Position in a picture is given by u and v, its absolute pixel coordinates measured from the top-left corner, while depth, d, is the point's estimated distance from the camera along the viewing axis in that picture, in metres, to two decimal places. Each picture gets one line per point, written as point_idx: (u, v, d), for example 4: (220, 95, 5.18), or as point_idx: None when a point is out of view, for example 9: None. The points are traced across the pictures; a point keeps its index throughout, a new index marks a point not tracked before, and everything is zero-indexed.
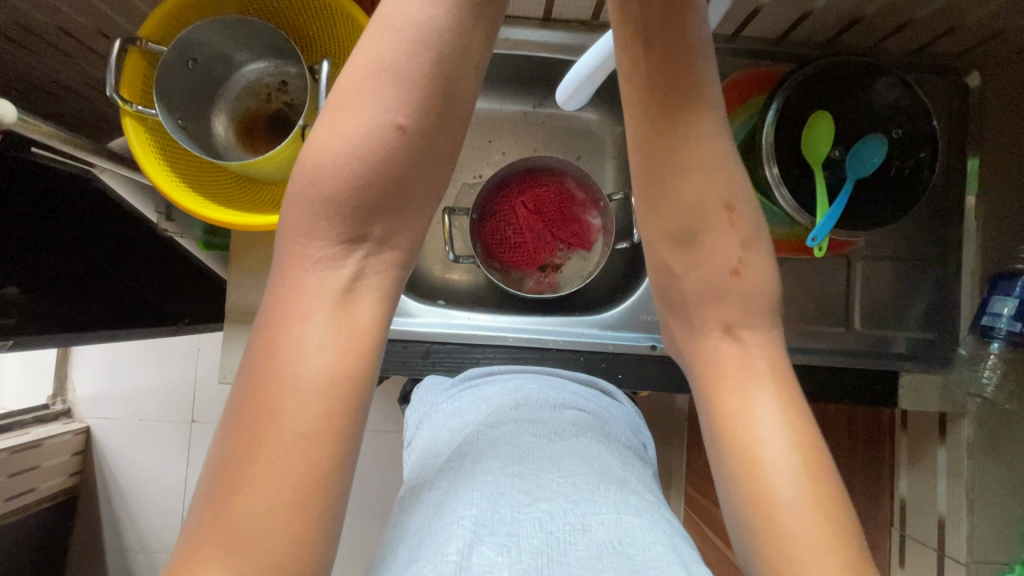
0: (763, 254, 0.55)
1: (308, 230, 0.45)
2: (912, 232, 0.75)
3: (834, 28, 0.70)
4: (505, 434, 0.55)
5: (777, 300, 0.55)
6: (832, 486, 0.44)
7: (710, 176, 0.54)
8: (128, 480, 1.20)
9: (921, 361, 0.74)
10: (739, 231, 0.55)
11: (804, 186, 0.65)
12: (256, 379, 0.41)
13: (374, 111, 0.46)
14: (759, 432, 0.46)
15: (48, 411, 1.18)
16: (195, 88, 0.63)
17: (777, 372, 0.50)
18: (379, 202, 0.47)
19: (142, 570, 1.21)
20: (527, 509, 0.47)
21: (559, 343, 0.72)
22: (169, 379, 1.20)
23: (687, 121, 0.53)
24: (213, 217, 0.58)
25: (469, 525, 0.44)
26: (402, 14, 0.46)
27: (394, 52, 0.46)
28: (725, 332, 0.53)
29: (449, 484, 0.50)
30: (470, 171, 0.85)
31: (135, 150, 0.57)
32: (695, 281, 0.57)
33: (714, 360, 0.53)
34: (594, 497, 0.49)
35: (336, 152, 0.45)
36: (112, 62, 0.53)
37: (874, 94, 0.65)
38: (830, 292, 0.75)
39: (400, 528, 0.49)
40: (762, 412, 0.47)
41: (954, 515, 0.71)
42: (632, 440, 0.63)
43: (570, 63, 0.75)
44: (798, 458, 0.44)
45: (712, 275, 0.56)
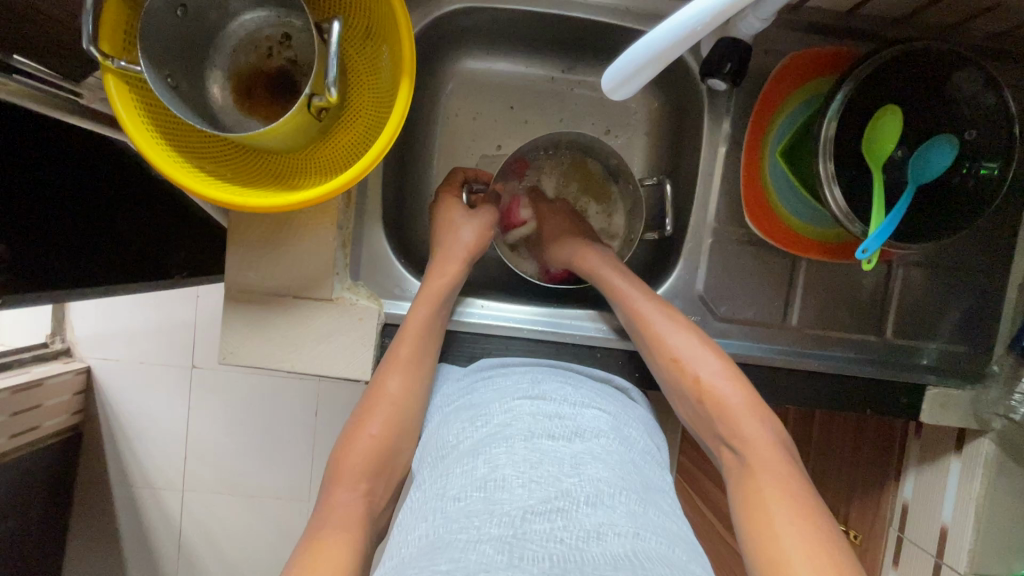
0: (712, 362, 0.59)
1: (347, 482, 0.55)
2: (962, 242, 0.70)
3: (912, 6, 0.62)
4: (521, 431, 0.52)
5: (754, 398, 0.57)
6: (816, 516, 0.47)
7: (680, 325, 0.61)
8: (130, 422, 1.20)
9: (950, 374, 0.71)
10: (710, 356, 0.59)
11: (859, 190, 0.60)
12: (310, 534, 0.51)
13: (388, 396, 0.59)
14: (752, 450, 0.53)
15: (47, 349, 1.17)
16: (186, 39, 0.55)
17: (785, 471, 0.51)
18: (388, 457, 0.58)
19: (145, 507, 1.23)
20: (540, 511, 0.43)
21: (576, 338, 0.69)
22: (169, 327, 1.18)
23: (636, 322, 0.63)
24: (209, 193, 0.52)
25: (467, 540, 0.41)
26: (397, 385, 0.60)
27: (403, 416, 0.59)
28: (729, 442, 0.55)
29: (462, 488, 0.47)
30: (489, 141, 0.80)
31: (120, 114, 0.50)
32: (687, 404, 0.59)
33: (745, 470, 0.52)
34: (614, 503, 0.45)
35: (367, 432, 0.57)
36: (89, 9, 0.46)
37: (951, 87, 0.57)
38: (864, 298, 0.71)
39: (403, 536, 0.46)
40: (751, 435, 0.54)
41: (959, 525, 0.70)
42: (651, 446, 0.59)
43: (610, 25, 0.68)
44: (777, 457, 0.52)
45: (687, 391, 0.59)
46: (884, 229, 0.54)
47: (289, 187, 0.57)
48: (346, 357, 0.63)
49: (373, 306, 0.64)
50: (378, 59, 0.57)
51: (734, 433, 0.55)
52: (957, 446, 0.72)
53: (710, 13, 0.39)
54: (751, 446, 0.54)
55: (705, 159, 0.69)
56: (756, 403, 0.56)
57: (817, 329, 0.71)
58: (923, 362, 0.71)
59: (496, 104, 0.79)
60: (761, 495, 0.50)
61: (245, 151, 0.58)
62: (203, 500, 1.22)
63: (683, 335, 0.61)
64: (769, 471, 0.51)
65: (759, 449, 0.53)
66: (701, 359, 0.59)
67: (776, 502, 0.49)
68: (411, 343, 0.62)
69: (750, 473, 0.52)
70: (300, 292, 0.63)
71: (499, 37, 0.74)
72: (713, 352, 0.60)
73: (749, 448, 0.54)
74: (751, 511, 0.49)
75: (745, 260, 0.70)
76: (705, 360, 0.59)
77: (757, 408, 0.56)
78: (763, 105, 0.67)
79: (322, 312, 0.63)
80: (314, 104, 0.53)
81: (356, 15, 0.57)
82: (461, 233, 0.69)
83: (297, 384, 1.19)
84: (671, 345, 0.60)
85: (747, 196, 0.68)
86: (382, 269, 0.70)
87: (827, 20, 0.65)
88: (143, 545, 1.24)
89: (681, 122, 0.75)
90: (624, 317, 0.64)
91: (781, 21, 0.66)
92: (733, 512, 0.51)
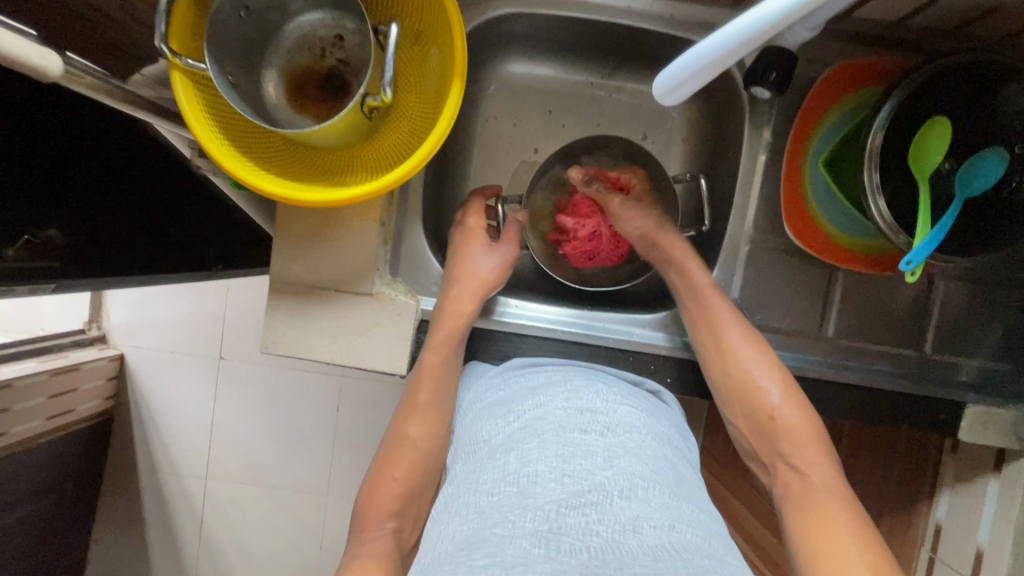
0: (783, 382, 0.59)
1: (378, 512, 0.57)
2: (1006, 257, 0.68)
3: (961, 17, 0.61)
4: (553, 427, 0.53)
5: (820, 426, 0.58)
6: (879, 552, 0.47)
7: (750, 337, 0.61)
8: (160, 409, 1.24)
9: (990, 392, 0.69)
10: (781, 376, 0.59)
11: (902, 202, 0.59)
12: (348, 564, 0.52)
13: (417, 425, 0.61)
14: (814, 474, 0.54)
15: (84, 336, 1.21)
16: (243, 39, 0.57)
17: (847, 500, 0.52)
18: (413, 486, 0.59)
19: (172, 494, 1.26)
20: (574, 504, 0.44)
21: (609, 340, 0.70)
22: (200, 316, 1.21)
23: (711, 328, 0.62)
24: (265, 185, 0.54)
25: (506, 534, 0.41)
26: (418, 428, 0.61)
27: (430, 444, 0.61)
28: (788, 464, 0.56)
29: (494, 482, 0.48)
30: (526, 145, 0.81)
31: (184, 109, 0.53)
32: (743, 422, 0.60)
33: (806, 496, 0.53)
34: (648, 495, 0.45)
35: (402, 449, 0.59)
36: (162, 8, 0.48)
37: (1002, 101, 0.57)
38: (901, 311, 0.70)
39: (438, 530, 0.47)
40: (813, 461, 0.55)
41: (995, 548, 0.68)
42: (683, 443, 0.59)
43: (652, 33, 0.69)
44: (838, 485, 0.53)
45: (752, 413, 0.59)
46: (928, 242, 0.53)
47: (337, 183, 0.59)
48: (382, 352, 0.65)
49: (412, 302, 0.65)
50: (427, 60, 0.59)
51: (795, 456, 0.56)
52: (994, 467, 0.71)
53: (768, 22, 0.39)
54: (807, 470, 0.55)
55: (744, 167, 0.69)
56: (819, 430, 0.57)
57: (853, 341, 0.70)
58: (962, 379, 0.70)
59: (534, 107, 0.81)
60: (823, 520, 0.50)
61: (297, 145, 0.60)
62: (227, 490, 1.25)
63: (760, 348, 0.60)
64: (830, 495, 0.52)
65: (818, 477, 0.54)
66: (776, 379, 0.59)
67: (839, 531, 0.49)
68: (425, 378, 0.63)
69: (810, 495, 0.53)
70: (340, 287, 0.64)
71: (540, 42, 0.75)
72: (781, 373, 0.60)
73: (810, 474, 0.54)
74: (809, 531, 0.50)
75: (781, 269, 0.70)
76: (776, 380, 0.59)
77: (820, 438, 0.57)
78: (806, 114, 0.67)
79: (362, 308, 0.64)
80: (367, 103, 0.54)
81: (406, 18, 0.59)
82: (480, 260, 0.69)
83: (322, 380, 1.21)
84: (743, 362, 0.60)
85: (786, 201, 0.68)
86: (419, 267, 0.72)
87: (872, 30, 0.65)
88: (167, 531, 1.27)
89: (719, 129, 0.75)
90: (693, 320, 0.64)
91: (825, 30, 0.66)
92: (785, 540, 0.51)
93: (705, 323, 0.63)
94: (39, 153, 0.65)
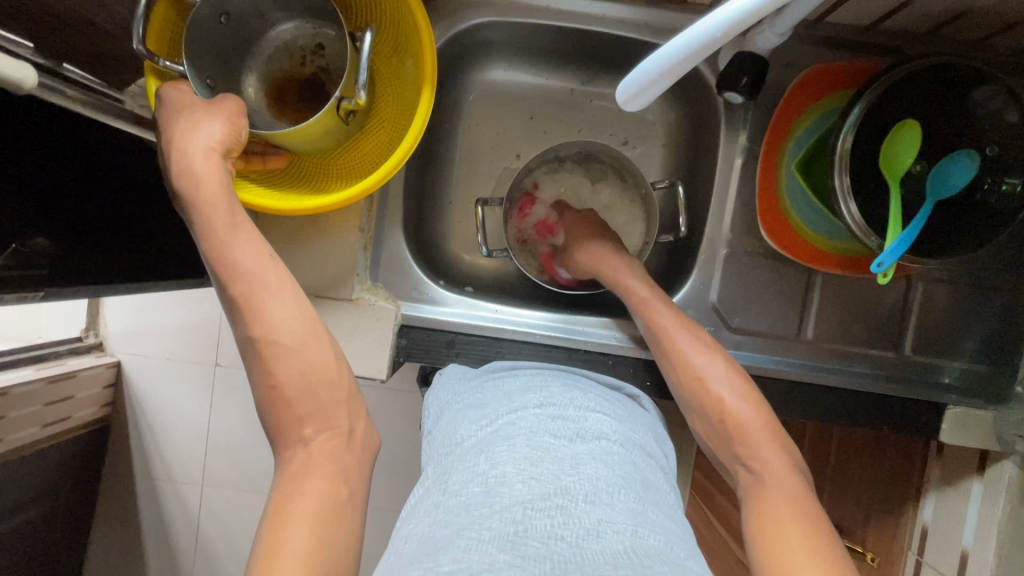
0: (736, 384, 0.59)
1: None
2: (988, 258, 0.68)
3: (934, 20, 0.62)
4: (523, 431, 0.53)
5: (778, 425, 0.58)
6: (832, 553, 0.46)
7: (702, 342, 0.62)
8: (155, 416, 1.24)
9: (972, 394, 0.69)
10: (733, 378, 0.60)
11: (875, 205, 0.60)
12: None
13: None
14: (771, 473, 0.54)
15: (81, 344, 1.22)
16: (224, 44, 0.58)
17: (801, 496, 0.51)
18: None
19: (167, 500, 1.26)
20: (540, 507, 0.44)
21: (588, 345, 0.70)
22: (194, 322, 1.21)
23: (664, 333, 0.63)
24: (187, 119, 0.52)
25: (471, 535, 0.41)
26: None
27: None
28: (745, 465, 0.56)
29: (463, 482, 0.48)
30: (508, 150, 0.82)
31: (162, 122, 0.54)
32: (702, 426, 0.60)
33: (762, 494, 0.52)
34: (613, 501, 0.46)
35: None
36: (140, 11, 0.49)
37: (973, 104, 0.57)
38: (881, 314, 0.70)
39: (406, 531, 0.47)
40: (768, 459, 0.55)
41: (980, 551, 0.68)
42: (656, 448, 0.59)
43: (629, 40, 0.70)
44: (795, 482, 0.52)
45: (707, 419, 0.59)
46: (898, 245, 0.54)
47: (313, 191, 0.61)
48: (363, 357, 0.65)
49: (391, 307, 0.66)
50: (403, 71, 0.60)
51: (751, 456, 0.55)
52: (979, 468, 0.71)
53: (723, 27, 0.40)
54: (764, 472, 0.54)
55: (721, 172, 0.70)
56: (777, 431, 0.56)
57: (832, 343, 0.70)
58: (944, 381, 0.70)
59: (516, 113, 0.81)
60: (779, 519, 0.49)
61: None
62: (221, 497, 1.25)
63: (710, 353, 0.61)
64: (785, 493, 0.51)
65: (773, 475, 0.53)
66: (728, 381, 0.59)
67: (793, 527, 0.48)
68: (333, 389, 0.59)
69: (765, 493, 0.52)
70: (321, 293, 0.65)
71: (521, 48, 0.76)
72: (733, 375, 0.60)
73: (766, 472, 0.54)
74: (763, 534, 0.49)
75: (759, 272, 0.70)
76: (727, 382, 0.59)
77: (777, 435, 0.56)
78: (780, 117, 0.67)
79: (342, 313, 0.65)
80: (343, 107, 0.55)
81: (383, 29, 0.60)
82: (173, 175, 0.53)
83: None
84: (694, 366, 0.61)
85: (762, 205, 0.69)
86: (401, 272, 0.72)
87: (847, 33, 0.66)
88: (162, 537, 1.27)
89: (699, 133, 0.75)
90: (647, 329, 0.65)
91: (799, 35, 0.67)
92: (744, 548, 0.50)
93: (658, 332, 0.63)
94: (30, 164, 0.67)
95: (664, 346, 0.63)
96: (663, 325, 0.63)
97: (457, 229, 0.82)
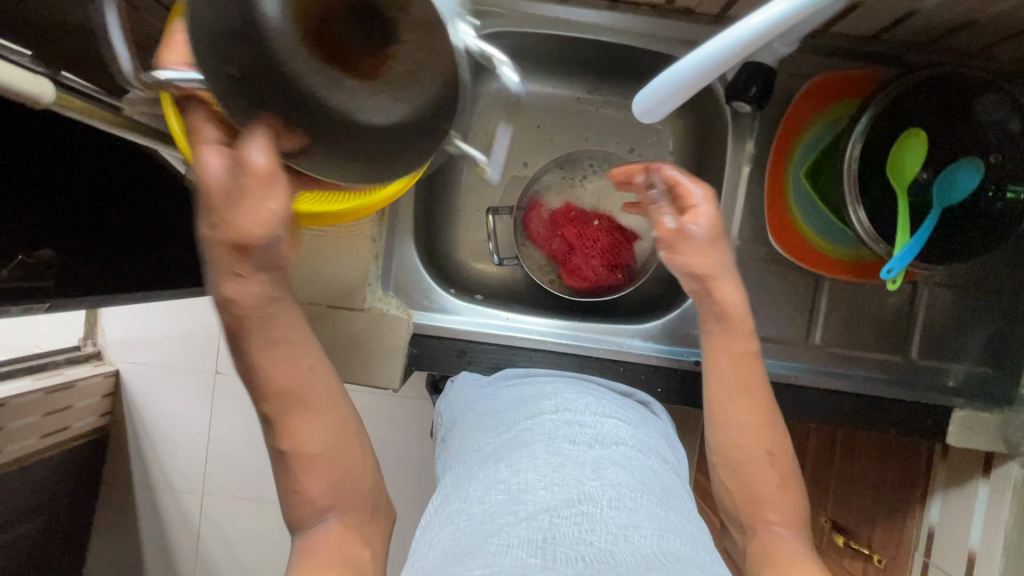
0: (784, 454, 0.59)
1: None
2: (990, 263, 0.69)
3: (936, 31, 0.63)
4: (543, 437, 0.53)
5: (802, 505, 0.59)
6: None
7: (765, 400, 0.60)
8: (155, 425, 1.23)
9: (976, 397, 0.70)
10: (781, 449, 0.59)
11: (881, 211, 0.60)
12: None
13: None
14: (791, 549, 0.54)
15: (80, 353, 1.21)
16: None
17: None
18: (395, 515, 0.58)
19: (167, 510, 1.25)
20: (565, 513, 0.44)
21: (598, 351, 0.71)
22: (195, 330, 1.21)
23: (735, 376, 0.60)
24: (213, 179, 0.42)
25: (499, 541, 0.41)
26: None
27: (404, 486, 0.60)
28: (767, 530, 0.56)
29: (485, 489, 0.48)
30: (515, 158, 0.82)
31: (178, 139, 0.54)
32: (735, 480, 0.59)
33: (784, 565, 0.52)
34: (636, 506, 0.46)
35: None
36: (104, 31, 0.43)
37: (976, 110, 0.58)
38: (887, 319, 0.71)
39: (427, 538, 0.47)
40: (788, 535, 0.55)
41: (987, 552, 0.69)
42: (670, 455, 0.59)
43: (636, 49, 0.70)
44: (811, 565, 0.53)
45: (748, 476, 0.58)
46: (908, 251, 0.54)
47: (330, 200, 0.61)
48: (374, 366, 0.66)
49: (404, 315, 0.66)
50: None
51: (775, 525, 0.56)
52: (984, 470, 0.71)
53: (740, 43, 0.41)
54: (783, 539, 0.55)
55: (727, 179, 0.71)
56: (800, 512, 0.57)
57: (837, 347, 0.71)
58: (948, 384, 0.71)
59: (522, 121, 0.82)
60: None
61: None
62: (223, 507, 1.24)
63: (772, 416, 0.60)
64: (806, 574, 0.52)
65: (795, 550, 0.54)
66: (778, 450, 0.59)
67: None
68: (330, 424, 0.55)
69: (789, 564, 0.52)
70: (333, 303, 0.65)
71: (527, 58, 0.77)
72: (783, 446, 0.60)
73: (788, 546, 0.54)
74: None
75: (766, 278, 0.71)
76: (776, 450, 0.59)
77: (798, 516, 0.57)
78: (785, 126, 0.68)
79: (352, 322, 0.65)
80: None
81: None
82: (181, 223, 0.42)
83: None
84: (755, 425, 0.59)
85: (769, 213, 0.69)
86: (412, 281, 0.72)
87: (850, 43, 0.67)
88: (163, 548, 1.26)
89: (704, 141, 0.76)
90: (716, 367, 0.61)
91: (803, 45, 0.68)
92: None
93: (730, 373, 0.60)
94: (34, 174, 0.66)
95: (733, 392, 0.60)
96: (740, 370, 0.60)
97: (465, 238, 0.82)
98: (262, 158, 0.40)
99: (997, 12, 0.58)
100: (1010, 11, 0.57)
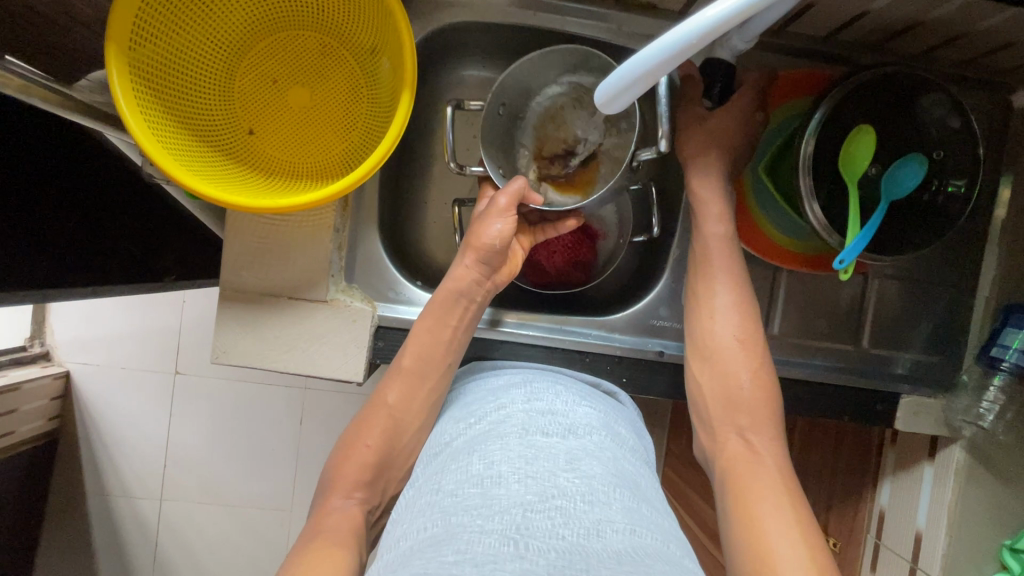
0: (760, 358, 0.63)
1: None
2: (936, 255, 0.73)
3: (886, 32, 0.66)
4: (516, 430, 0.53)
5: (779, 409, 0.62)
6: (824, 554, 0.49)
7: (741, 306, 0.64)
8: (108, 428, 1.18)
9: (923, 383, 0.74)
10: (752, 358, 0.63)
11: (836, 204, 0.63)
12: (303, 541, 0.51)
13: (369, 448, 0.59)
14: (762, 456, 0.58)
15: (25, 353, 1.14)
16: (506, 132, 0.75)
17: (783, 475, 0.56)
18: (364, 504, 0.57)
19: (122, 516, 1.20)
20: (539, 508, 0.44)
21: (567, 343, 0.70)
22: (151, 329, 1.16)
23: (708, 288, 0.65)
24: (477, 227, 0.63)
25: (474, 535, 0.41)
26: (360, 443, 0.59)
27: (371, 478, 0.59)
28: (740, 437, 0.60)
29: (459, 483, 0.48)
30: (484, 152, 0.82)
31: (135, 132, 0.53)
32: (714, 389, 0.63)
33: (739, 467, 0.57)
34: (609, 499, 0.46)
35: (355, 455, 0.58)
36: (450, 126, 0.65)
37: (920, 110, 0.61)
38: (842, 310, 0.74)
39: (400, 532, 0.46)
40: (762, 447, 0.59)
41: (933, 530, 0.73)
42: (639, 445, 0.60)
43: (602, 43, 0.71)
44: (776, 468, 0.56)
45: (726, 386, 0.62)
46: (859, 241, 0.56)
47: (291, 189, 0.61)
48: (339, 359, 0.64)
49: (367, 308, 0.65)
50: (380, 70, 0.61)
51: (751, 433, 0.60)
52: (930, 454, 0.75)
53: (697, 34, 0.42)
54: (747, 446, 0.59)
55: None
56: (774, 414, 0.61)
57: (796, 337, 0.73)
58: (899, 371, 0.74)
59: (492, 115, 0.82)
60: (752, 494, 0.54)
61: (254, 133, 0.63)
62: (183, 511, 1.20)
63: (752, 323, 0.64)
64: (760, 475, 0.56)
65: (768, 455, 0.58)
66: (747, 356, 0.63)
67: (779, 509, 0.52)
68: (400, 373, 0.61)
69: (748, 470, 0.57)
70: (295, 294, 0.63)
71: (495, 50, 0.77)
72: (758, 349, 0.64)
73: (759, 451, 0.58)
74: (744, 509, 0.53)
75: None
76: (752, 354, 0.63)
77: (772, 419, 0.61)
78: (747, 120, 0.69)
79: (315, 314, 0.64)
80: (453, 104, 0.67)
81: (362, 31, 0.61)
82: (491, 223, 0.62)
83: (282, 392, 1.18)
84: (721, 335, 0.63)
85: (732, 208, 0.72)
86: (376, 272, 0.71)
87: (806, 43, 0.70)
88: (118, 556, 1.21)
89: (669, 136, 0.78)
90: (695, 283, 0.66)
91: (763, 45, 0.70)
92: (722, 517, 0.55)
93: (708, 288, 0.65)
94: None
95: (704, 304, 0.65)
96: (715, 280, 0.65)
97: (433, 232, 0.81)
98: (506, 199, 0.62)
99: (942, 15, 0.60)
100: (952, 15, 0.60)
